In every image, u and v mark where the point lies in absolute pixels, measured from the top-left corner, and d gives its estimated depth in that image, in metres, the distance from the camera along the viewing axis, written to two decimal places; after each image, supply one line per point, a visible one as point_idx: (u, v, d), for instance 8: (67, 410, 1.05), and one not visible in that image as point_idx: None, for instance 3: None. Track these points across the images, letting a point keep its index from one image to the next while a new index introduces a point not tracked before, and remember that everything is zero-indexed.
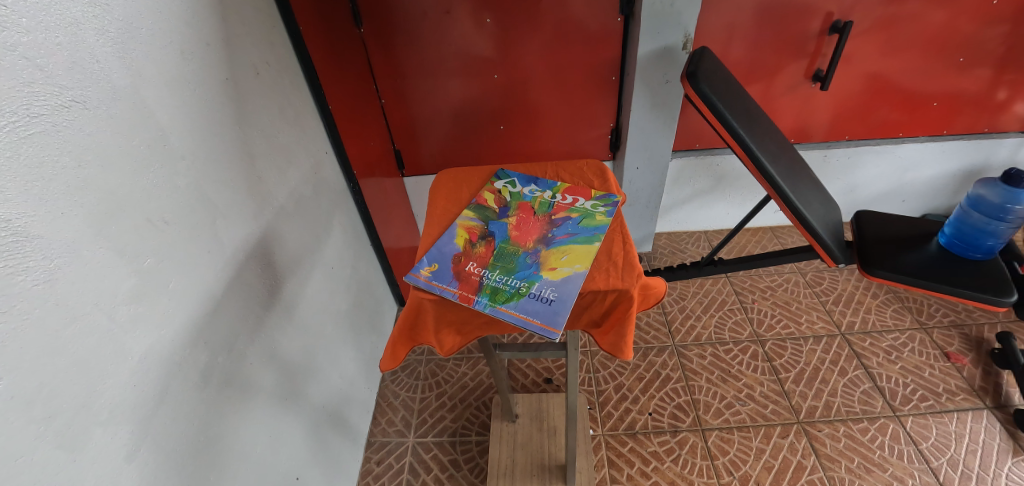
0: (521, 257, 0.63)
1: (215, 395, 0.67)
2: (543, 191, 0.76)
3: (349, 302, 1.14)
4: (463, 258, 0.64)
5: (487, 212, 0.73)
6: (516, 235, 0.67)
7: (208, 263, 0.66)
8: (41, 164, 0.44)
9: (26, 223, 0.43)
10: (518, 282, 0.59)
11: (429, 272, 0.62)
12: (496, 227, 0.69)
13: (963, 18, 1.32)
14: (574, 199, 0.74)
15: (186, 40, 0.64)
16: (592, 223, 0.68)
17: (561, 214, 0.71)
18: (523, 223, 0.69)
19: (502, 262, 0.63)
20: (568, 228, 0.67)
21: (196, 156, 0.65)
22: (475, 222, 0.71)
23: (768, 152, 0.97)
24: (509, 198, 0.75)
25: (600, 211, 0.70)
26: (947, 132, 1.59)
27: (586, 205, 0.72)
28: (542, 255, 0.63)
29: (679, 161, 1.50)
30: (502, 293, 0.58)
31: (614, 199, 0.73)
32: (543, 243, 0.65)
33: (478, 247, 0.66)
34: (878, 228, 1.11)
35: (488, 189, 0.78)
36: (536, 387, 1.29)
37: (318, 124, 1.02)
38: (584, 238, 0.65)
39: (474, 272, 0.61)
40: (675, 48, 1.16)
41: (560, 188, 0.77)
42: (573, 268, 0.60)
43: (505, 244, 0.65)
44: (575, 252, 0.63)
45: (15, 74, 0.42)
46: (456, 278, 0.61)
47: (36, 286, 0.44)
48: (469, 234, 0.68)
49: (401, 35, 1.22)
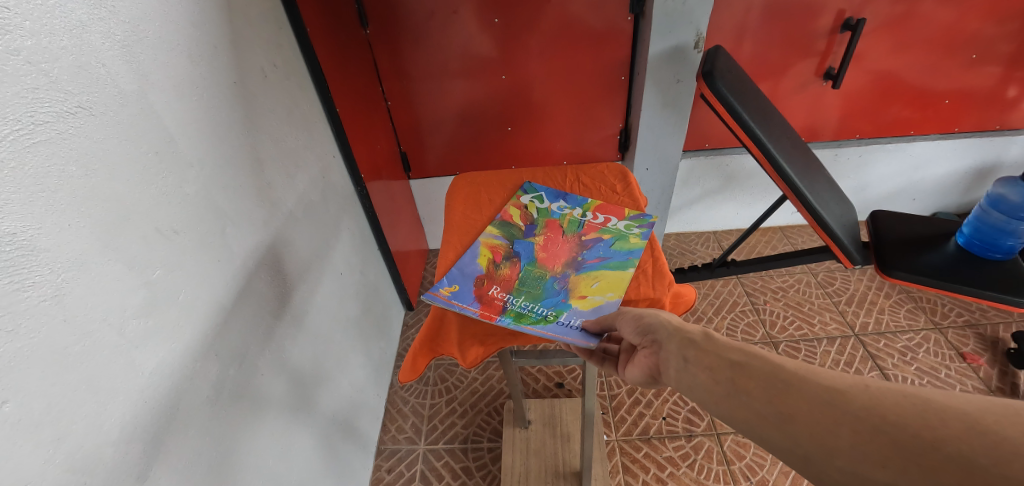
0: (548, 283, 0.63)
1: (226, 409, 0.65)
2: (572, 209, 0.77)
3: (357, 308, 1.12)
4: (486, 281, 0.63)
5: (513, 229, 0.74)
6: (543, 257, 0.67)
7: (218, 273, 0.65)
8: (46, 174, 0.43)
9: (33, 236, 0.41)
10: (545, 309, 0.59)
11: (449, 292, 0.61)
12: (521, 246, 0.70)
13: (975, 15, 1.30)
14: (606, 218, 0.75)
15: (193, 43, 0.62)
16: (625, 245, 0.69)
17: (592, 235, 0.71)
18: (549, 245, 0.70)
19: (528, 287, 0.62)
20: (599, 252, 0.68)
21: (205, 163, 0.63)
22: (499, 240, 0.71)
23: (784, 152, 0.95)
24: (537, 216, 0.76)
25: (634, 233, 0.71)
26: (958, 129, 1.58)
27: (619, 226, 0.73)
28: (572, 280, 0.63)
29: (689, 161, 1.48)
30: (527, 318, 0.57)
31: (649, 218, 0.73)
32: (573, 267, 0.66)
33: (503, 269, 0.66)
34: (895, 228, 1.09)
35: (514, 205, 0.79)
36: (548, 392, 1.28)
37: (326, 128, 1.00)
38: (616, 264, 0.66)
39: (498, 296, 0.61)
40: (687, 47, 1.12)
41: (590, 206, 0.78)
42: (604, 297, 0.60)
43: (532, 267, 0.66)
44: (606, 279, 0.63)
45: (18, 79, 0.40)
46: (477, 299, 0.60)
47: (43, 302, 0.42)
48: (493, 253, 0.69)
49: (407, 35, 1.20)
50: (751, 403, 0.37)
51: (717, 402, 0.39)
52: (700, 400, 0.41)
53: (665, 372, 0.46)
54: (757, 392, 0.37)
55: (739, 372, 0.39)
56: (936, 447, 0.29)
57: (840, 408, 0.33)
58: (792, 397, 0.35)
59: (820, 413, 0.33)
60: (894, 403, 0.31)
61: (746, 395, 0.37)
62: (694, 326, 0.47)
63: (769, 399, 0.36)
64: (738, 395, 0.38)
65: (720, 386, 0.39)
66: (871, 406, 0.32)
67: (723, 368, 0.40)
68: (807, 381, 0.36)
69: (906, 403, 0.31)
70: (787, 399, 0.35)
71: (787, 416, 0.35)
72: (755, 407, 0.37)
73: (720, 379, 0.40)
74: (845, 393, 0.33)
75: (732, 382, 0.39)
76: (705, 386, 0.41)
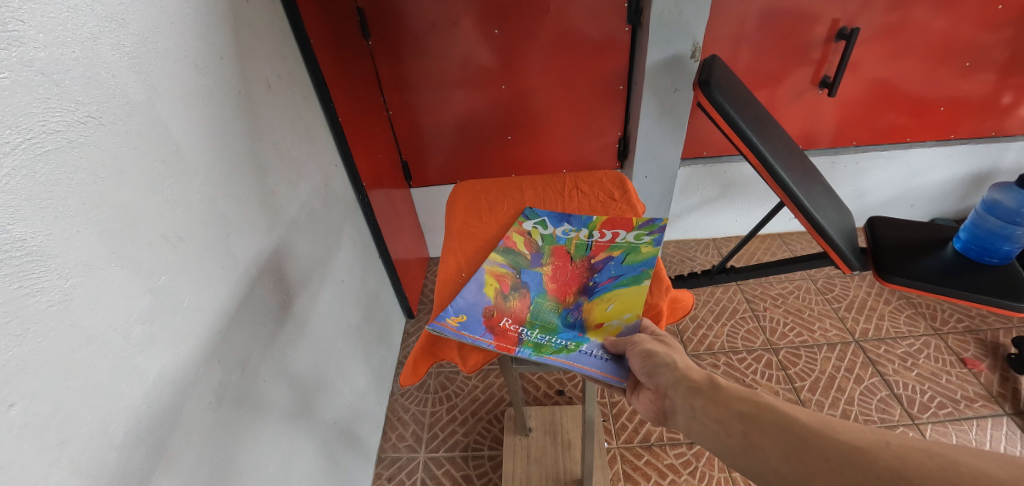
0: (562, 315, 0.62)
1: (228, 415, 0.66)
2: (578, 230, 0.76)
3: (359, 316, 1.13)
4: (496, 313, 0.62)
5: (518, 257, 0.72)
6: (554, 288, 0.66)
7: (222, 280, 0.65)
8: (56, 180, 0.44)
9: (42, 241, 0.42)
10: (563, 341, 0.58)
11: (457, 322, 0.61)
12: (529, 276, 0.68)
13: (968, 23, 1.32)
14: (614, 234, 0.73)
15: (200, 54, 0.63)
16: (637, 258, 0.68)
17: (602, 255, 0.70)
18: (559, 272, 0.68)
19: (541, 319, 0.61)
20: (611, 271, 0.67)
21: (210, 171, 0.64)
22: (505, 268, 0.70)
23: (781, 159, 0.96)
24: (542, 242, 0.74)
25: (645, 243, 0.70)
26: (954, 136, 1.59)
27: (629, 239, 0.72)
28: (586, 309, 0.62)
29: (687, 169, 1.50)
30: (547, 347, 0.57)
31: (659, 221, 0.72)
32: (586, 293, 0.64)
33: (512, 300, 0.64)
34: (893, 234, 1.10)
35: (516, 231, 0.78)
36: (548, 399, 1.27)
37: (328, 137, 1.01)
38: (629, 280, 0.65)
39: (510, 328, 0.60)
40: (683, 56, 1.14)
41: (596, 222, 0.77)
42: (621, 320, 0.59)
43: (542, 298, 0.64)
44: (622, 300, 0.62)
45: (30, 89, 0.42)
46: (490, 331, 0.60)
47: (51, 307, 0.43)
48: (500, 282, 0.67)
49: (409, 46, 1.22)
50: (768, 460, 0.39)
51: (732, 456, 0.41)
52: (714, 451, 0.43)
53: (671, 419, 0.48)
54: (773, 448, 0.39)
55: (751, 426, 0.41)
56: None
57: (862, 470, 0.34)
58: (809, 454, 0.37)
59: (840, 474, 0.35)
60: (915, 464, 0.33)
61: (762, 452, 0.39)
62: (698, 370, 0.49)
63: (786, 455, 0.38)
64: (752, 451, 0.40)
65: (734, 440, 0.42)
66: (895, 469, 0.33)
67: (734, 420, 0.43)
68: (823, 436, 0.37)
69: (930, 463, 0.32)
70: (805, 457, 0.37)
71: (808, 476, 0.36)
72: (772, 464, 0.39)
73: (733, 433, 0.42)
74: (864, 451, 0.35)
75: (746, 438, 0.41)
76: (720, 439, 0.42)
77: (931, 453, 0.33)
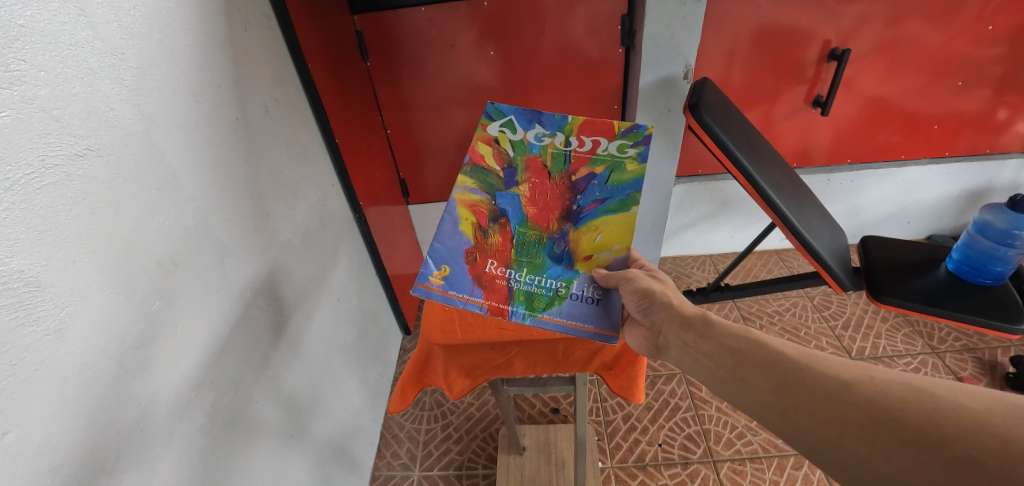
0: (547, 247, 0.65)
1: (220, 437, 0.67)
2: (553, 135, 0.66)
3: (354, 334, 1.14)
4: (481, 256, 0.64)
5: (490, 177, 0.67)
6: (534, 214, 0.66)
7: (216, 303, 0.66)
8: (54, 213, 0.45)
9: (39, 273, 0.44)
10: (553, 283, 0.64)
11: (441, 279, 0.63)
12: (506, 203, 0.66)
13: (961, 41, 1.34)
14: (597, 142, 0.65)
15: (199, 82, 0.65)
16: (623, 177, 0.64)
17: (584, 171, 0.65)
18: (538, 194, 0.66)
19: (528, 256, 0.65)
20: (595, 194, 0.65)
21: (206, 197, 0.65)
22: (479, 195, 0.67)
23: (771, 180, 0.98)
24: (513, 154, 0.67)
25: (631, 158, 0.64)
26: (948, 154, 1.61)
27: (612, 150, 0.65)
28: (573, 239, 0.65)
29: (682, 187, 1.51)
30: (539, 299, 0.63)
31: (645, 129, 0.63)
32: (571, 221, 0.65)
33: (493, 235, 0.65)
34: (886, 255, 1.11)
35: (482, 138, 0.67)
36: (543, 417, 1.27)
37: (326, 157, 1.03)
38: (616, 205, 0.64)
39: (498, 274, 0.64)
40: (677, 77, 1.15)
41: (573, 122, 0.66)
42: (611, 253, 0.65)
43: (525, 229, 0.65)
44: (609, 230, 0.65)
45: (30, 126, 0.43)
46: (479, 286, 0.63)
47: (46, 336, 0.44)
48: (476, 215, 0.66)
49: (407, 66, 1.24)
50: (757, 389, 0.48)
51: (725, 385, 0.51)
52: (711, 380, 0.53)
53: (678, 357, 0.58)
54: (763, 379, 0.48)
55: (744, 362, 0.50)
56: (943, 442, 0.36)
57: (844, 400, 0.42)
58: (797, 387, 0.45)
59: (825, 404, 0.43)
60: (893, 395, 0.40)
61: (751, 383, 0.48)
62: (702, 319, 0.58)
63: (774, 387, 0.47)
64: (743, 382, 0.49)
65: (727, 373, 0.51)
66: (874, 399, 0.41)
67: (729, 357, 0.52)
68: (813, 372, 0.45)
69: (909, 396, 0.40)
70: (792, 388, 0.45)
71: (793, 402, 0.45)
72: (758, 392, 0.47)
73: (727, 367, 0.51)
74: (849, 384, 0.42)
75: (739, 371, 0.50)
76: (718, 373, 0.52)
77: (911, 386, 0.40)
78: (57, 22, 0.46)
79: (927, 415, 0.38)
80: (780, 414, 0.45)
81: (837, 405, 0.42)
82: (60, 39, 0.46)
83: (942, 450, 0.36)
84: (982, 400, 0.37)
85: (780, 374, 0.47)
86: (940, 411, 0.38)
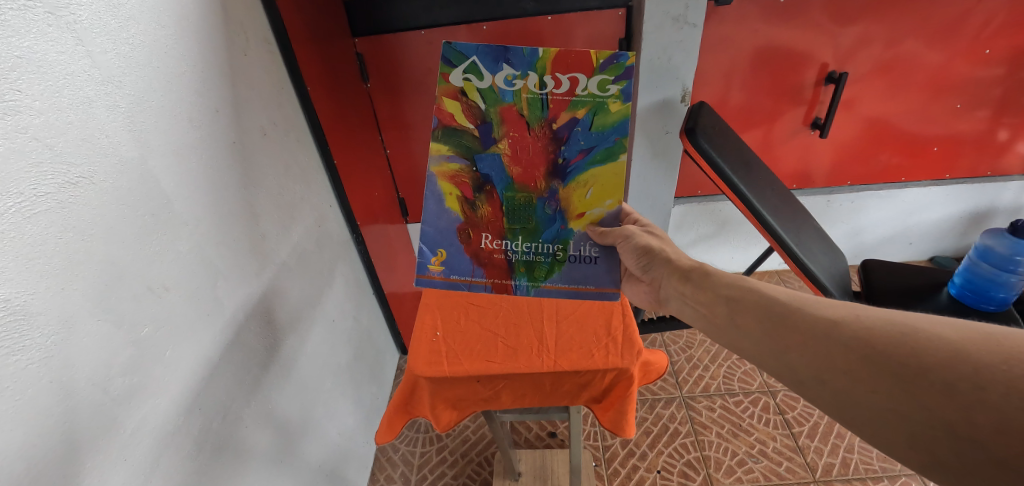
0: (538, 209, 0.67)
1: (207, 464, 0.66)
2: (525, 76, 0.62)
3: (349, 355, 1.13)
4: (475, 232, 0.67)
5: (466, 138, 0.64)
6: (520, 174, 0.66)
7: (207, 327, 0.66)
8: (43, 242, 0.45)
9: (26, 301, 0.44)
10: (551, 247, 0.68)
11: (440, 265, 0.67)
12: (488, 166, 0.65)
13: (960, 63, 1.34)
14: (573, 80, 0.61)
15: (197, 107, 0.65)
16: (606, 120, 0.63)
17: (564, 117, 0.63)
18: (519, 150, 0.65)
19: (521, 222, 0.67)
20: (580, 144, 0.64)
21: (201, 220, 0.66)
22: (457, 163, 0.65)
23: (769, 203, 0.98)
24: (484, 106, 0.63)
25: (613, 97, 0.61)
26: (949, 176, 1.60)
27: (592, 90, 0.62)
28: (565, 198, 0.67)
29: (681, 207, 1.51)
30: (539, 268, 0.68)
31: (625, 60, 0.59)
32: (559, 177, 0.66)
33: (481, 207, 0.67)
34: (887, 280, 1.12)
35: (446, 93, 0.63)
36: (540, 442, 1.26)
37: (323, 178, 1.04)
38: (602, 155, 0.65)
39: (495, 248, 0.68)
40: (674, 100, 1.16)
41: (545, 57, 0.61)
42: (603, 208, 0.67)
43: (513, 193, 0.66)
44: (599, 184, 0.66)
45: (23, 155, 0.43)
46: (479, 264, 0.68)
47: (31, 365, 0.44)
48: (459, 188, 0.66)
49: (408, 87, 1.26)
50: (751, 333, 0.52)
51: (725, 332, 0.56)
52: (713, 329, 0.58)
53: (684, 310, 0.63)
54: (756, 323, 0.52)
55: (739, 309, 0.55)
56: (920, 369, 0.39)
57: (829, 337, 0.45)
58: (785, 327, 0.49)
59: (810, 340, 0.46)
60: (875, 328, 0.43)
61: (745, 329, 0.53)
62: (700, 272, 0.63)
63: (765, 331, 0.51)
64: (738, 329, 0.54)
65: (725, 321, 0.56)
66: (858, 335, 0.43)
67: (726, 305, 0.57)
68: (801, 313, 0.49)
69: (890, 330, 0.42)
70: (781, 329, 0.49)
71: (783, 341, 0.49)
72: (752, 336, 0.52)
73: (725, 315, 0.56)
74: (834, 321, 0.46)
75: (736, 320, 0.55)
76: (718, 322, 0.57)
77: (894, 322, 0.43)
78: (54, 51, 0.46)
79: (907, 345, 0.40)
80: (772, 355, 0.49)
81: (822, 342, 0.45)
82: (56, 68, 0.47)
83: (921, 376, 0.38)
84: (964, 333, 0.39)
85: (772, 317, 0.51)
86: (920, 341, 0.40)
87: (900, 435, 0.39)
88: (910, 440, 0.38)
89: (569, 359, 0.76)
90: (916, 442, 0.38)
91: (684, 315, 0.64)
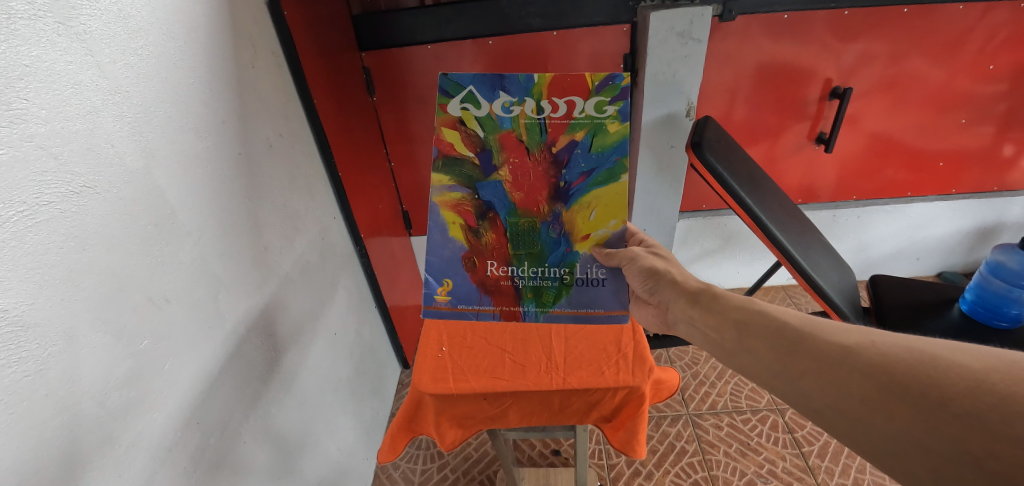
0: (542, 233, 0.66)
1: (204, 480, 0.64)
2: (522, 103, 0.62)
3: (350, 368, 1.12)
4: (480, 258, 0.66)
5: (467, 168, 0.64)
6: (521, 199, 0.65)
7: (207, 339, 0.65)
8: (45, 251, 0.45)
9: (23, 312, 0.43)
10: (557, 271, 0.66)
11: (446, 296, 0.66)
12: (490, 192, 0.65)
13: (964, 78, 1.34)
14: (569, 103, 0.62)
15: (203, 117, 0.65)
16: (605, 141, 0.63)
17: (564, 140, 0.63)
18: (521, 176, 0.65)
19: (526, 246, 0.66)
20: (580, 166, 0.64)
21: (204, 232, 0.65)
22: (459, 192, 0.65)
23: (776, 219, 0.97)
24: (484, 134, 0.63)
25: (610, 118, 0.62)
26: (955, 191, 1.60)
27: (589, 111, 0.62)
28: (569, 221, 0.66)
29: (686, 221, 1.51)
30: (547, 293, 0.66)
31: (620, 81, 0.61)
32: (562, 200, 0.65)
33: (486, 234, 0.66)
34: (897, 296, 1.12)
35: (444, 123, 0.63)
36: (544, 459, 1.23)
37: (328, 190, 1.04)
38: (603, 176, 0.64)
39: (500, 274, 0.66)
40: (678, 115, 1.16)
41: (541, 83, 0.62)
42: (608, 229, 0.66)
43: (517, 219, 0.66)
44: (601, 205, 0.65)
45: (27, 164, 0.43)
46: (487, 291, 0.66)
47: (26, 378, 0.43)
48: (463, 216, 0.65)
49: (413, 100, 1.27)
50: (762, 358, 0.51)
51: (734, 356, 0.55)
52: (723, 353, 0.57)
53: (693, 333, 0.62)
54: (768, 347, 0.51)
55: (750, 333, 0.54)
56: (942, 400, 0.37)
57: (844, 364, 0.44)
58: (798, 353, 0.48)
59: (824, 367, 0.45)
60: (892, 356, 0.42)
61: (756, 354, 0.52)
62: (707, 295, 0.62)
63: (777, 357, 0.50)
64: (749, 353, 0.53)
65: (735, 344, 0.55)
66: (875, 363, 0.42)
67: (735, 329, 0.56)
68: (814, 339, 0.48)
69: (908, 357, 0.41)
70: (794, 355, 0.48)
71: (795, 367, 0.47)
72: (764, 361, 0.51)
73: (734, 339, 0.55)
74: (849, 348, 0.45)
75: (745, 344, 0.54)
76: (727, 346, 0.56)
77: (912, 349, 0.41)
78: (63, 61, 0.46)
79: (927, 376, 0.39)
80: (784, 381, 0.48)
81: (837, 368, 0.44)
82: (64, 78, 0.46)
83: (942, 407, 0.37)
84: (987, 361, 0.38)
85: (784, 341, 0.50)
86: (941, 370, 0.39)
87: (922, 469, 0.37)
88: (933, 474, 0.37)
89: (579, 377, 0.74)
90: (938, 477, 0.36)
91: (694, 338, 0.62)
